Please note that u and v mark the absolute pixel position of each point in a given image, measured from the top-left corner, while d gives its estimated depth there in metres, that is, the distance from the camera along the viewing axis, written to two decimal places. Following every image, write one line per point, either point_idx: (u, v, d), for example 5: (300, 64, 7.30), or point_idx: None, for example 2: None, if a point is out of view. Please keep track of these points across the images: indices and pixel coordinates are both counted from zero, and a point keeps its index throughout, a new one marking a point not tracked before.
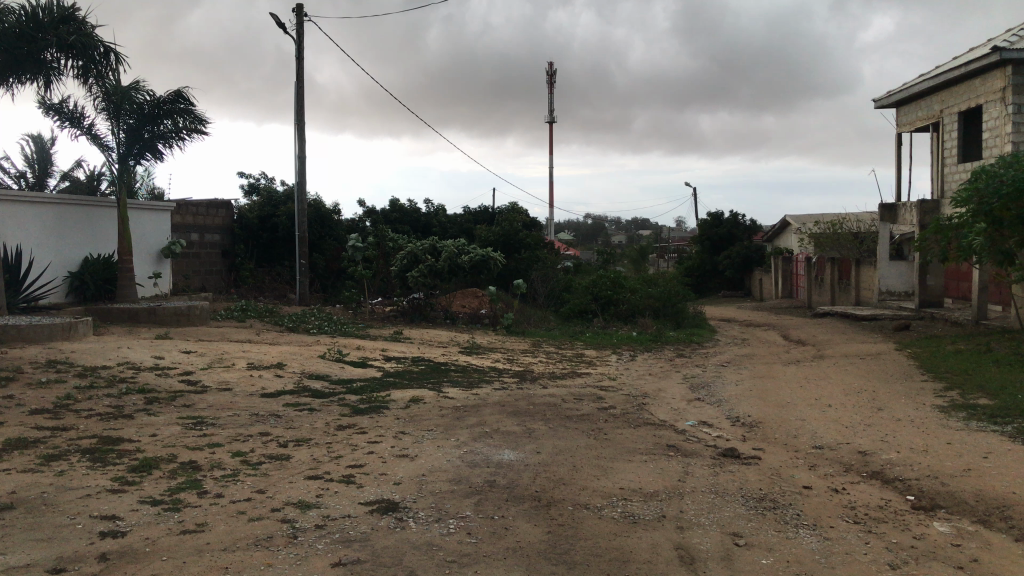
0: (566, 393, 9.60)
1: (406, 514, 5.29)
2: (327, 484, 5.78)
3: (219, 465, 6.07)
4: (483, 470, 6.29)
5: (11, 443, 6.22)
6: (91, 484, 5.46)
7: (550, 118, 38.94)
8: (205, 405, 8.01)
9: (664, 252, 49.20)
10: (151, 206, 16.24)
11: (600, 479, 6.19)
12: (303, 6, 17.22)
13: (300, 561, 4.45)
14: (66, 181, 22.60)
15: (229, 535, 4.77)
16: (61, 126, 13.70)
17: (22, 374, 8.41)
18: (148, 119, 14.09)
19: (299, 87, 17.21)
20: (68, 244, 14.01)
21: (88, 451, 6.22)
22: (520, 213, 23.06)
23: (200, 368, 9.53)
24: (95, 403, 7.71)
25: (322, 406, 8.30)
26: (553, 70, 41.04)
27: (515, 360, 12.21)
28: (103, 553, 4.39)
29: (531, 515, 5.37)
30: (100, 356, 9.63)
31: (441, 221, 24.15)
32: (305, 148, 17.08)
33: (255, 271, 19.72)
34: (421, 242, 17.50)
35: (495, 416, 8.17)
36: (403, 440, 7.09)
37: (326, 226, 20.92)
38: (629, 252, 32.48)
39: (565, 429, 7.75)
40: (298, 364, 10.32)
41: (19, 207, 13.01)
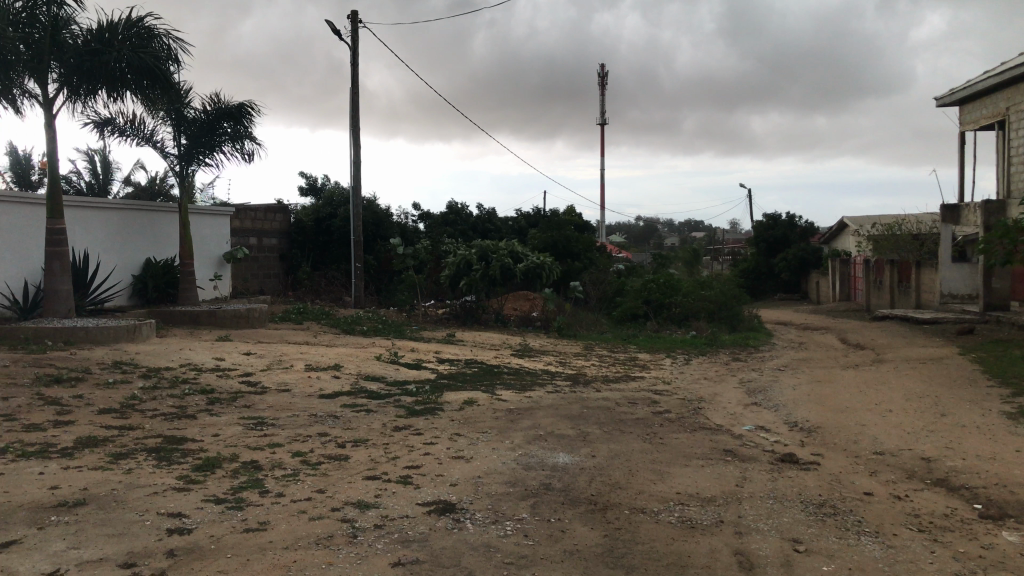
0: (620, 396, 9.57)
1: (464, 515, 5.33)
2: (385, 485, 5.85)
3: (280, 465, 6.18)
4: (538, 472, 6.31)
5: (81, 442, 6.41)
6: (158, 482, 5.61)
7: (602, 120, 38.88)
8: (265, 405, 8.17)
9: (718, 255, 48.73)
10: (212, 211, 16.57)
11: (656, 484, 6.16)
12: (358, 12, 17.43)
13: (360, 561, 4.52)
14: (126, 187, 23.19)
15: (291, 534, 4.85)
16: (124, 136, 14.10)
17: (90, 374, 8.67)
18: (206, 125, 14.34)
19: (354, 93, 17.45)
20: (131, 248, 14.35)
21: (154, 450, 6.38)
22: (574, 215, 23.10)
23: (259, 369, 9.72)
24: (160, 403, 7.91)
25: (379, 407, 8.40)
26: (606, 71, 40.95)
27: (567, 363, 12.21)
28: (172, 550, 4.51)
29: (587, 519, 5.36)
30: (163, 357, 9.89)
31: (494, 224, 24.29)
32: (360, 153, 17.30)
33: (311, 273, 20.06)
34: (471, 249, 17.57)
35: (549, 419, 8.17)
36: (458, 442, 7.14)
37: (381, 228, 21.17)
38: (683, 254, 32.24)
39: (621, 433, 7.71)
40: (354, 365, 10.46)
41: (84, 214, 13.41)
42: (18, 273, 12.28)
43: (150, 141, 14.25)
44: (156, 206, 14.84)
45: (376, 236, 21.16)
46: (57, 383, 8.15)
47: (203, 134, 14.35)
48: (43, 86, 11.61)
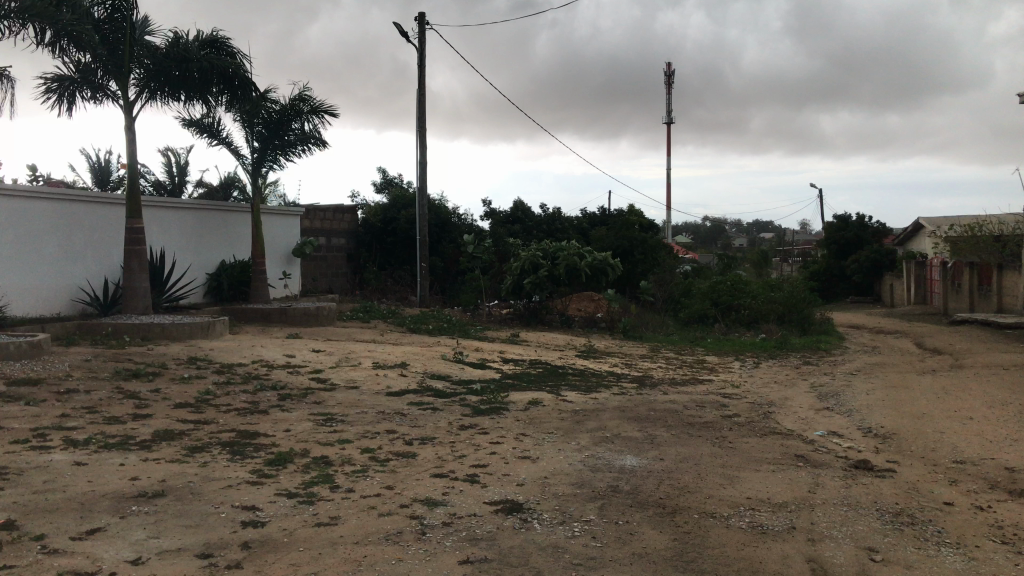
0: (688, 399, 9.44)
1: (532, 515, 5.32)
2: (453, 483, 5.87)
3: (349, 461, 6.27)
4: (606, 475, 6.26)
5: (159, 435, 6.60)
6: (233, 475, 5.73)
7: (668, 119, 38.53)
8: (334, 402, 8.29)
9: (787, 257, 47.78)
10: (283, 211, 16.92)
11: (726, 488, 6.06)
12: (426, 14, 17.60)
13: (429, 557, 4.54)
14: (199, 188, 23.84)
15: (361, 529, 4.91)
16: (201, 139, 14.49)
17: (166, 369, 8.92)
18: (278, 125, 14.64)
19: (422, 94, 17.62)
20: (205, 247, 14.72)
21: (229, 444, 6.53)
22: (639, 215, 22.93)
23: (328, 367, 9.87)
24: (233, 398, 8.10)
25: (445, 406, 8.45)
26: (672, 71, 40.56)
27: (633, 365, 12.10)
28: (246, 542, 4.60)
29: (656, 521, 5.30)
30: (236, 353, 10.12)
31: (559, 225, 24.24)
32: (426, 154, 17.46)
33: (378, 273, 20.31)
34: (534, 249, 17.62)
35: (616, 421, 8.11)
36: (525, 442, 7.14)
37: (445, 228, 21.31)
38: (751, 257, 31.72)
39: (689, 437, 7.61)
40: (420, 364, 10.53)
41: (162, 213, 13.81)
42: (98, 270, 12.67)
43: (225, 141, 14.60)
44: (228, 205, 15.15)
45: (441, 236, 21.32)
46: (135, 378, 8.40)
47: (275, 133, 14.66)
48: (125, 90, 11.98)
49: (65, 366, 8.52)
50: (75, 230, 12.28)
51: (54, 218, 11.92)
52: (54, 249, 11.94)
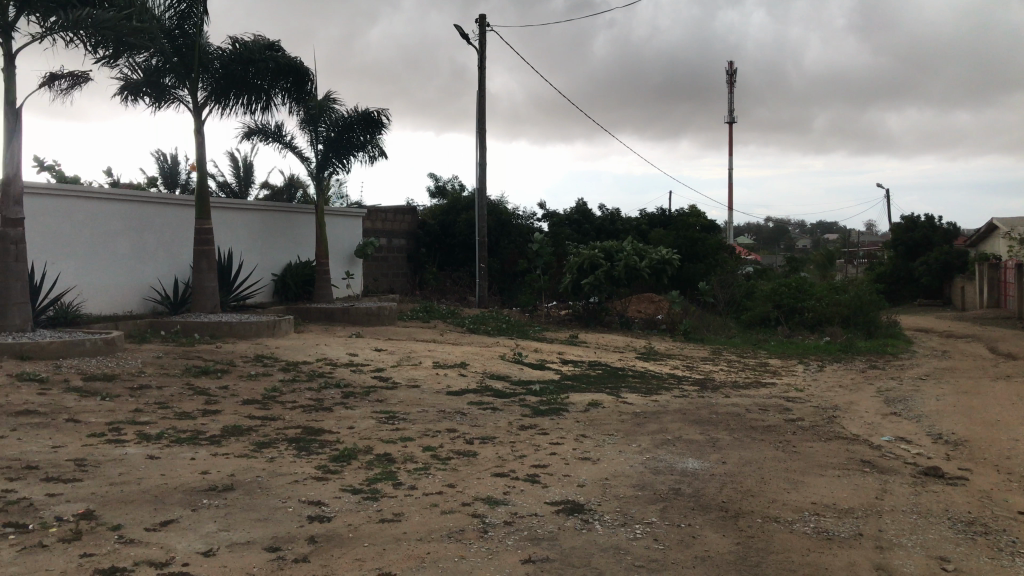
0: (751, 403, 9.31)
1: (593, 516, 5.31)
2: (513, 483, 5.91)
3: (411, 459, 6.34)
4: (667, 477, 6.22)
5: (228, 431, 6.77)
6: (299, 471, 5.86)
7: (730, 119, 38.03)
8: (396, 400, 8.40)
9: (852, 259, 46.71)
10: (346, 212, 17.20)
11: (790, 493, 5.97)
12: (486, 16, 17.72)
13: (491, 556, 4.57)
14: (264, 190, 24.35)
15: (424, 526, 4.96)
16: (267, 144, 14.81)
17: (234, 367, 9.14)
18: (340, 130, 14.90)
19: (480, 96, 17.73)
20: (271, 248, 15.04)
21: (295, 440, 6.66)
22: (700, 216, 22.69)
23: (390, 365, 10.00)
24: (298, 396, 8.26)
25: (504, 406, 8.49)
26: (735, 69, 39.99)
27: (694, 368, 11.99)
28: (313, 536, 4.69)
29: (719, 525, 5.25)
30: (301, 352, 10.32)
31: (618, 225, 24.13)
32: (485, 153, 17.55)
33: (437, 274, 20.49)
34: (592, 249, 17.42)
35: (677, 424, 8.04)
36: (585, 443, 7.13)
37: (504, 230, 21.38)
38: (815, 258, 31.10)
39: (751, 440, 7.51)
40: (480, 364, 10.59)
41: (230, 215, 14.15)
42: (169, 270, 13.03)
43: (289, 146, 14.89)
44: (293, 207, 15.45)
45: (500, 237, 21.40)
46: (205, 375, 8.63)
47: (337, 139, 14.92)
48: (194, 94, 12.30)
49: (138, 363, 8.79)
50: (147, 231, 12.65)
51: (125, 219, 12.29)
52: (126, 250, 12.31)
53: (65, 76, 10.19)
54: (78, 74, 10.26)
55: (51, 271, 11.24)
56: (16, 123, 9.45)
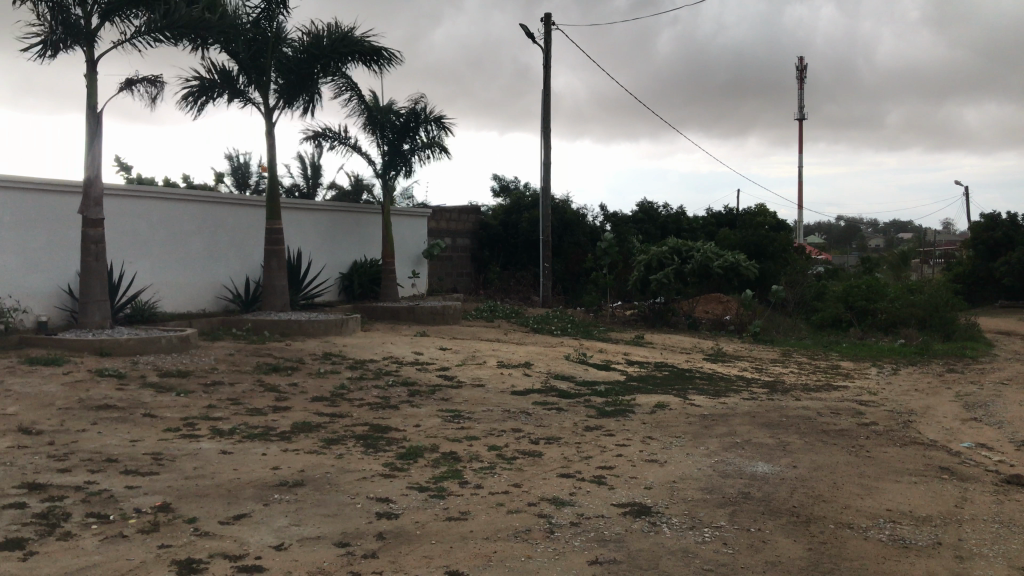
0: (822, 406, 9.10)
1: (660, 519, 5.25)
2: (579, 484, 5.87)
3: (477, 458, 6.36)
4: (736, 481, 6.11)
5: (298, 427, 6.90)
6: (367, 468, 5.92)
7: (800, 116, 37.22)
8: (461, 399, 8.43)
9: (928, 259, 45.26)
10: (412, 213, 17.37)
11: (864, 499, 5.81)
12: (552, 15, 17.69)
13: (558, 556, 4.55)
14: (332, 190, 24.79)
15: (490, 525, 4.97)
16: (333, 147, 15.05)
17: (303, 364, 9.31)
18: (404, 129, 15.03)
19: (545, 96, 17.71)
20: (339, 247, 15.29)
21: (362, 437, 6.75)
22: (768, 215, 22.29)
23: (455, 364, 10.05)
24: (366, 393, 8.37)
25: (570, 406, 8.45)
26: (805, 65, 39.08)
27: (763, 369, 11.77)
28: (381, 532, 4.74)
29: (790, 530, 5.14)
30: (368, 350, 10.45)
31: (684, 225, 23.86)
32: (550, 154, 17.52)
33: (501, 274, 20.55)
34: (662, 246, 17.36)
35: (746, 427, 7.90)
36: (652, 445, 7.06)
37: (568, 230, 21.32)
38: (889, 258, 30.23)
39: (823, 444, 7.33)
40: (544, 364, 10.58)
41: (299, 215, 14.43)
42: (241, 269, 13.33)
43: (355, 147, 15.09)
44: (361, 208, 15.67)
45: (564, 237, 21.36)
46: (276, 372, 8.82)
47: (400, 138, 15.05)
48: (265, 95, 12.55)
49: (211, 360, 9.01)
50: (220, 231, 12.97)
51: (199, 219, 12.61)
52: (200, 249, 12.64)
53: (142, 81, 10.48)
54: (155, 78, 10.56)
55: (129, 270, 11.61)
56: (98, 127, 9.74)
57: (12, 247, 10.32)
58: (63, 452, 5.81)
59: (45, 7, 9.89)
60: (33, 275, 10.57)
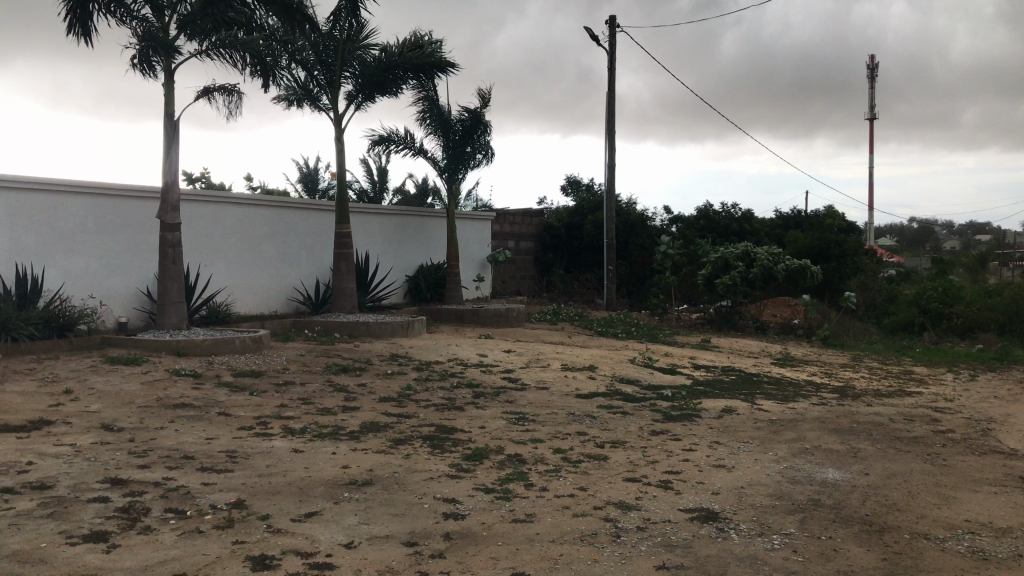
0: (896, 412, 8.87)
1: (728, 524, 5.19)
2: (645, 488, 5.84)
3: (543, 460, 6.38)
4: (806, 487, 6.00)
5: (367, 427, 7.02)
6: (434, 468, 5.99)
7: (872, 114, 36.29)
8: (526, 402, 8.46)
9: (1008, 262, 43.59)
10: (475, 216, 17.50)
11: (941, 509, 5.64)
12: (616, 19, 17.63)
13: (625, 561, 4.54)
14: (397, 196, 25.08)
15: (556, 528, 4.98)
16: (398, 151, 15.25)
17: (371, 365, 9.47)
18: (469, 133, 15.15)
19: (610, 98, 17.67)
20: (405, 251, 15.50)
21: (428, 438, 6.83)
22: (838, 217, 21.81)
23: (519, 367, 10.08)
24: (431, 394, 8.47)
25: (635, 410, 8.41)
26: (877, 63, 38.11)
27: (834, 374, 11.52)
28: (448, 533, 4.79)
29: (863, 539, 5.03)
30: (434, 352, 10.57)
31: (751, 226, 23.51)
32: (615, 156, 17.48)
33: (565, 276, 20.54)
34: (733, 248, 17.04)
35: (816, 433, 7.75)
36: (719, 450, 6.97)
37: (632, 232, 21.21)
38: (967, 259, 29.23)
39: (897, 452, 7.15)
40: (609, 367, 10.54)
41: (367, 220, 14.67)
42: (311, 271, 13.61)
43: (421, 151, 15.27)
44: (426, 211, 15.86)
45: (629, 240, 21.27)
46: (344, 372, 8.98)
47: (465, 140, 15.15)
48: (335, 103, 12.79)
49: (283, 361, 9.23)
50: (292, 232, 13.26)
51: (272, 223, 12.92)
52: (272, 252, 12.94)
53: (218, 89, 10.79)
54: (231, 87, 10.87)
55: (205, 272, 11.95)
56: (175, 135, 10.05)
57: (94, 250, 10.71)
58: (143, 449, 6.02)
59: (128, 21, 10.31)
60: (114, 277, 10.95)
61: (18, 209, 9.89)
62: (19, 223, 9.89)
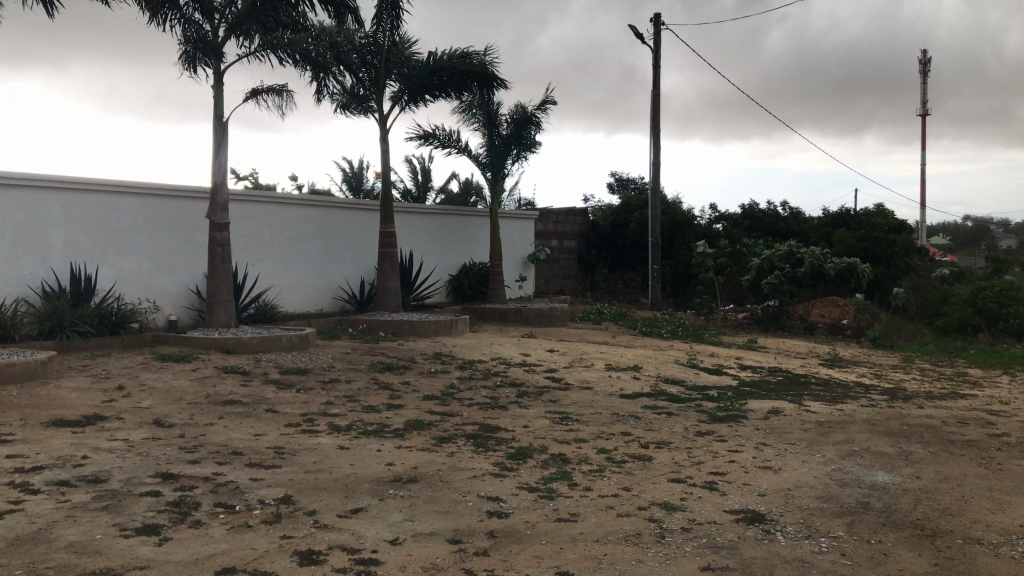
0: (948, 415, 8.67)
1: (775, 526, 5.13)
2: (690, 489, 5.80)
3: (586, 460, 6.36)
4: (855, 490, 5.90)
5: (411, 425, 7.07)
6: (477, 467, 6.01)
7: (923, 111, 35.55)
8: (570, 401, 8.44)
9: None
10: (518, 215, 17.53)
11: (995, 514, 5.51)
12: (660, 15, 17.51)
13: (670, 561, 4.51)
14: (441, 196, 25.21)
15: (601, 528, 4.96)
16: (442, 149, 15.30)
17: (415, 363, 9.54)
18: (513, 132, 15.15)
19: (655, 97, 17.56)
20: (449, 250, 15.58)
21: (472, 436, 6.85)
22: (888, 216, 21.40)
23: (563, 367, 10.07)
24: (475, 393, 8.50)
25: (680, 411, 8.34)
26: (930, 58, 37.32)
27: (884, 376, 11.30)
28: (492, 531, 4.80)
29: (914, 544, 4.93)
30: (477, 351, 10.60)
31: (798, 225, 23.18)
32: (660, 154, 17.35)
33: (609, 275, 20.46)
34: (778, 248, 17.23)
35: (865, 435, 7.61)
36: (765, 452, 6.89)
37: (677, 231, 21.05)
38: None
39: (950, 455, 6.99)
40: (654, 368, 10.46)
41: (411, 219, 14.78)
42: (356, 270, 13.74)
43: (464, 149, 15.31)
44: (470, 211, 15.93)
45: (673, 239, 21.12)
46: (389, 370, 9.05)
47: (510, 138, 15.14)
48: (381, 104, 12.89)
49: (328, 358, 9.34)
50: (338, 232, 13.41)
51: (318, 223, 13.08)
52: (318, 251, 13.09)
53: (266, 91, 10.95)
54: (278, 88, 11.02)
55: (253, 272, 12.14)
56: (224, 136, 10.22)
57: (145, 249, 10.94)
58: (193, 444, 6.13)
59: (179, 24, 10.48)
60: (165, 276, 11.18)
61: (72, 210, 10.14)
62: (73, 224, 10.15)
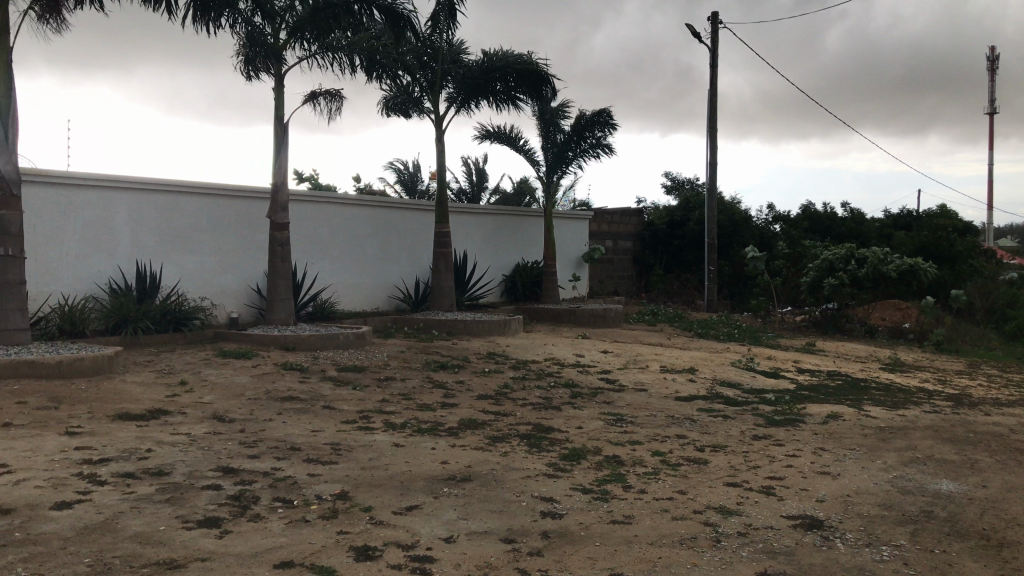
0: (1016, 423, 8.40)
1: (834, 533, 5.03)
2: (747, 493, 5.72)
3: (641, 462, 6.32)
4: (918, 498, 5.76)
5: (465, 423, 7.11)
6: (531, 467, 6.01)
7: (990, 109, 34.56)
8: (624, 403, 8.40)
9: None
10: (572, 215, 17.51)
11: None
12: (718, 14, 17.31)
13: (726, 566, 4.45)
14: (496, 196, 25.28)
15: (655, 531, 4.93)
16: (500, 147, 15.35)
17: (469, 363, 9.58)
18: (569, 132, 15.14)
19: (712, 97, 17.37)
20: (503, 250, 15.64)
21: (526, 436, 6.86)
22: (953, 217, 20.82)
23: (617, 368, 10.02)
24: (529, 393, 8.51)
25: (736, 414, 8.23)
26: (998, 55, 36.22)
27: (949, 382, 11.00)
28: (546, 532, 4.80)
29: (979, 554, 4.79)
30: (531, 351, 10.61)
31: (859, 225, 22.71)
32: (717, 154, 17.17)
33: (663, 276, 20.29)
34: (836, 249, 16.50)
35: (928, 442, 7.42)
36: (824, 457, 6.76)
37: (733, 232, 20.78)
38: None
39: (1018, 464, 6.77)
40: (710, 370, 10.35)
41: (467, 219, 14.87)
42: (411, 270, 13.85)
43: (522, 148, 15.34)
44: (525, 212, 15.97)
45: (730, 240, 20.86)
46: (443, 369, 9.11)
47: (566, 138, 15.13)
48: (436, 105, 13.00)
49: (384, 357, 9.44)
50: (394, 233, 13.54)
51: (375, 223, 13.23)
52: (374, 251, 13.25)
53: (323, 93, 11.12)
54: (333, 91, 11.18)
55: (311, 271, 12.34)
56: (285, 137, 10.41)
57: (208, 248, 11.19)
58: (253, 439, 6.25)
59: (240, 25, 10.59)
60: (227, 274, 11.42)
61: (139, 210, 10.42)
62: (140, 224, 10.42)
